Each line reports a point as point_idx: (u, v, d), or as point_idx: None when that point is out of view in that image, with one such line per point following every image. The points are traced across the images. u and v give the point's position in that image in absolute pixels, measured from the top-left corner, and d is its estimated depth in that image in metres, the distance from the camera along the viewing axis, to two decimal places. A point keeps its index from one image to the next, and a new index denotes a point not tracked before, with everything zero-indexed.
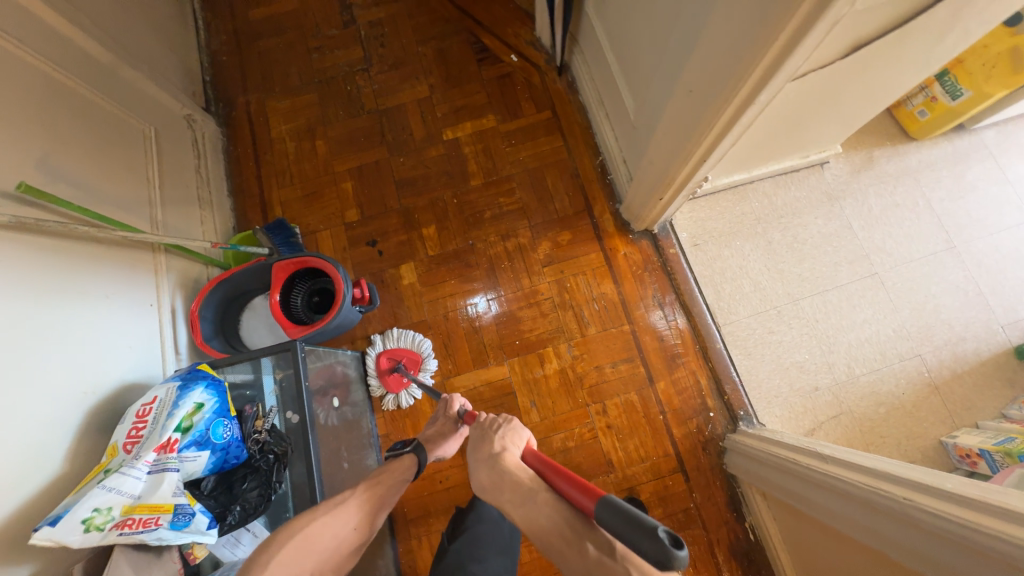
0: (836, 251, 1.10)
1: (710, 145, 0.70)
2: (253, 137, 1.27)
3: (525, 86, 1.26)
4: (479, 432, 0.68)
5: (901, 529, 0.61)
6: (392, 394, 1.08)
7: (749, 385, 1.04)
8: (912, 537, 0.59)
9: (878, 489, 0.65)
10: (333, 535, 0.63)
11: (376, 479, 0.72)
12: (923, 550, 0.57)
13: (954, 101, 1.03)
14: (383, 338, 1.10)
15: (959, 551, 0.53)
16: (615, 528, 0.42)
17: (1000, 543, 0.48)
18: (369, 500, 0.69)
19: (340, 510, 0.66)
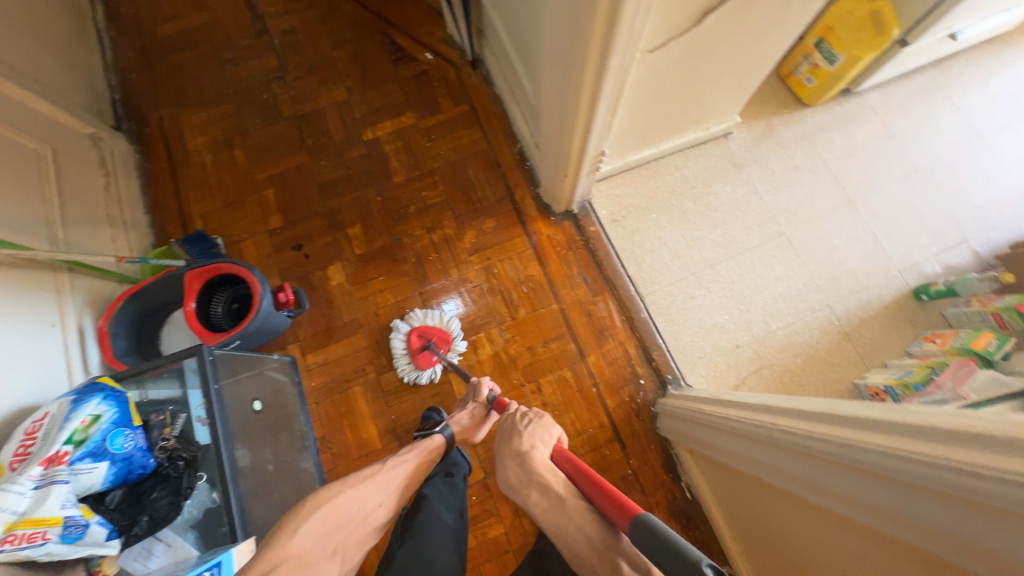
0: (746, 214, 1.16)
1: (588, 117, 0.75)
2: (168, 152, 1.25)
3: (441, 83, 1.29)
4: (509, 428, 0.75)
5: (805, 465, 0.62)
6: (418, 373, 1.05)
7: (675, 349, 1.08)
8: (814, 471, 0.60)
9: (768, 425, 0.70)
10: (361, 506, 0.71)
11: (409, 457, 0.79)
12: (824, 481, 0.58)
13: (832, 65, 1.11)
14: (410, 316, 1.08)
15: (830, 466, 0.57)
16: (643, 544, 0.46)
17: (876, 457, 0.49)
18: (396, 479, 0.76)
19: (367, 484, 0.73)
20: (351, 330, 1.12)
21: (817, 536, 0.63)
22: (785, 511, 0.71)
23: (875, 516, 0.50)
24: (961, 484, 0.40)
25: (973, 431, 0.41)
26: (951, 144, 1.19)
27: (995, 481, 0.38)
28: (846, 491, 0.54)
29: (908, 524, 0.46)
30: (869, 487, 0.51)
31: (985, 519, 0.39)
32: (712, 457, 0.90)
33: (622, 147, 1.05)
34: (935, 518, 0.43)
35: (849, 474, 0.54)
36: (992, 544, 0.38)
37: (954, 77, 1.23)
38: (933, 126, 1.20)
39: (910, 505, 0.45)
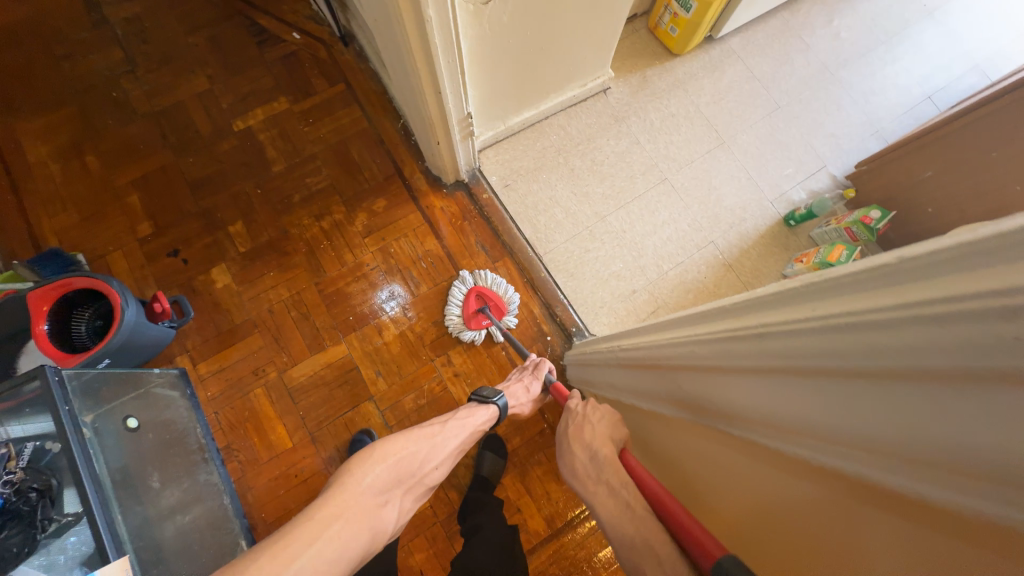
0: (630, 165, 1.20)
1: (433, 76, 0.74)
2: (4, 167, 1.11)
3: (312, 62, 1.22)
4: (581, 419, 0.71)
5: (698, 375, 0.50)
6: (468, 331, 1.06)
7: (576, 302, 1.11)
8: (708, 379, 0.48)
9: (627, 348, 0.70)
10: (421, 464, 0.69)
11: (463, 424, 0.77)
12: (720, 391, 0.46)
13: (689, 13, 1.15)
14: (476, 275, 1.08)
15: (667, 373, 0.57)
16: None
17: (774, 337, 0.37)
18: (453, 443, 0.74)
19: (428, 445, 0.70)
20: (246, 332, 1.06)
21: (665, 452, 0.64)
22: (647, 433, 0.72)
23: (701, 409, 0.51)
24: (746, 354, 0.41)
25: (744, 302, 0.41)
26: (806, 80, 1.29)
27: (765, 342, 0.38)
28: (680, 392, 0.55)
29: (721, 408, 0.47)
30: (693, 381, 0.51)
31: (767, 383, 0.39)
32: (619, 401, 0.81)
33: (498, 110, 1.05)
34: (736, 394, 0.44)
35: (678, 374, 0.54)
36: (773, 405, 0.39)
37: (802, 18, 1.32)
38: (789, 64, 1.29)
39: (721, 389, 0.46)
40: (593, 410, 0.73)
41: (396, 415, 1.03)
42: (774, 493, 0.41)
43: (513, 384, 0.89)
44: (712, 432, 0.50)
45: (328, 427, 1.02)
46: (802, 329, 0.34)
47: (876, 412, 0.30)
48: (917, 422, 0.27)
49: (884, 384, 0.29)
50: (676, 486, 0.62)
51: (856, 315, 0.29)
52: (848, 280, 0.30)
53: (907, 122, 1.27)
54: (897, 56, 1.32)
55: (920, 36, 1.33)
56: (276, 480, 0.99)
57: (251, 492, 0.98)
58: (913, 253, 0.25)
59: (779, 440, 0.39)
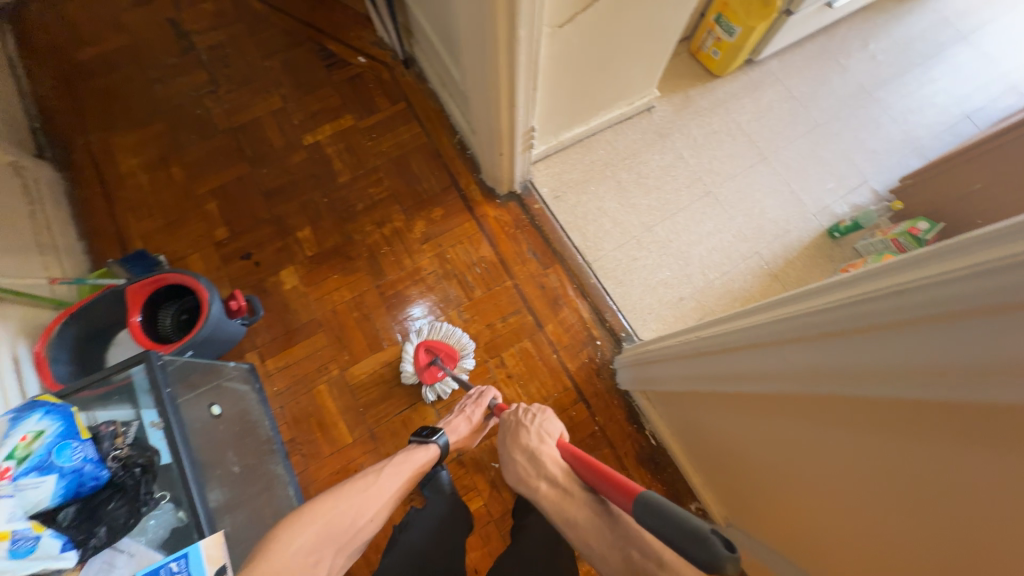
0: (676, 178, 1.25)
1: (511, 90, 0.81)
2: (100, 176, 1.21)
3: (376, 83, 1.32)
4: (515, 424, 0.84)
5: (773, 353, 0.56)
6: (428, 387, 1.05)
7: (625, 308, 1.15)
8: (785, 354, 0.54)
9: (692, 340, 0.76)
10: (354, 520, 0.69)
11: (399, 469, 0.78)
12: (797, 365, 0.53)
13: (732, 37, 1.22)
14: (419, 330, 1.09)
15: (750, 353, 0.61)
16: (644, 520, 0.51)
17: (854, 307, 0.44)
18: (388, 492, 0.75)
19: (361, 498, 0.71)
20: (312, 330, 1.12)
21: (763, 429, 0.67)
22: (732, 418, 0.75)
23: (789, 380, 0.55)
24: (844, 320, 0.45)
25: (829, 285, 0.49)
26: (843, 100, 1.34)
27: (865, 304, 0.43)
28: (764, 368, 0.59)
29: (813, 375, 0.50)
30: (780, 356, 0.55)
31: (864, 344, 0.43)
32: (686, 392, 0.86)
33: (554, 126, 1.12)
34: (828, 358, 0.48)
35: (764, 354, 0.58)
36: (866, 362, 0.43)
37: (838, 41, 1.38)
38: (827, 85, 1.35)
39: (813, 359, 0.50)
40: (526, 415, 0.86)
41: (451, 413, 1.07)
42: (905, 439, 0.44)
43: (455, 418, 0.92)
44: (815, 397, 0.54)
45: (385, 424, 1.06)
46: (889, 293, 0.40)
47: (971, 349, 0.34)
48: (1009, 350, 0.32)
49: (977, 323, 0.34)
50: (784, 460, 0.65)
51: (968, 266, 0.34)
52: (947, 246, 0.36)
53: (947, 139, 1.29)
54: (934, 77, 1.36)
55: (955, 58, 1.38)
56: (337, 475, 1.02)
57: (313, 485, 1.01)
58: (1001, 224, 0.32)
59: (877, 390, 0.43)
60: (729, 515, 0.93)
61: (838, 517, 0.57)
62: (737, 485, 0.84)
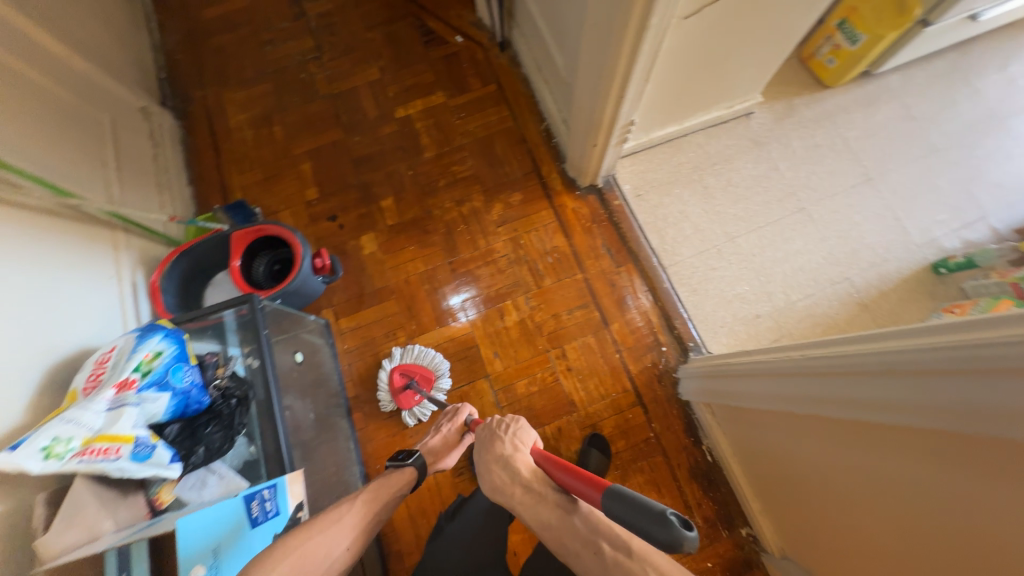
0: (767, 190, 1.19)
1: (624, 80, 0.80)
2: (211, 128, 1.30)
3: (470, 63, 1.33)
4: (489, 434, 0.73)
5: (867, 383, 0.57)
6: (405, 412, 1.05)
7: (696, 318, 1.11)
8: (881, 386, 0.55)
9: (769, 361, 0.77)
10: (328, 558, 0.58)
11: (373, 493, 0.69)
12: (895, 397, 0.53)
13: (854, 46, 1.14)
14: (397, 352, 1.08)
15: (858, 379, 0.58)
16: (613, 511, 0.50)
17: (967, 350, 0.44)
18: (363, 520, 0.65)
19: (335, 529, 0.61)
20: (384, 297, 1.16)
21: (844, 457, 0.66)
22: (813, 444, 0.72)
23: (906, 411, 0.52)
24: (990, 358, 0.42)
25: (936, 325, 0.49)
26: (971, 125, 1.21)
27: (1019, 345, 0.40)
28: (874, 397, 0.56)
29: (942, 409, 0.48)
30: (898, 387, 0.52)
31: (1021, 385, 0.40)
32: (751, 410, 0.86)
33: (648, 123, 1.10)
34: (962, 396, 0.45)
35: (877, 382, 0.55)
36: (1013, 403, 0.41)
37: (973, 60, 1.26)
38: (953, 107, 1.23)
39: (944, 394, 0.47)
40: (500, 424, 0.76)
41: (507, 396, 1.08)
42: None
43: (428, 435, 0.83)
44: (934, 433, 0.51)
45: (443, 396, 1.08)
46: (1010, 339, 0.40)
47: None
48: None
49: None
50: (877, 493, 0.62)
51: None
52: None
53: None
54: None
55: None
56: (392, 437, 1.07)
57: (370, 444, 1.06)
58: None
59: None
60: (788, 542, 0.89)
61: (921, 551, 0.57)
62: (805, 513, 0.80)
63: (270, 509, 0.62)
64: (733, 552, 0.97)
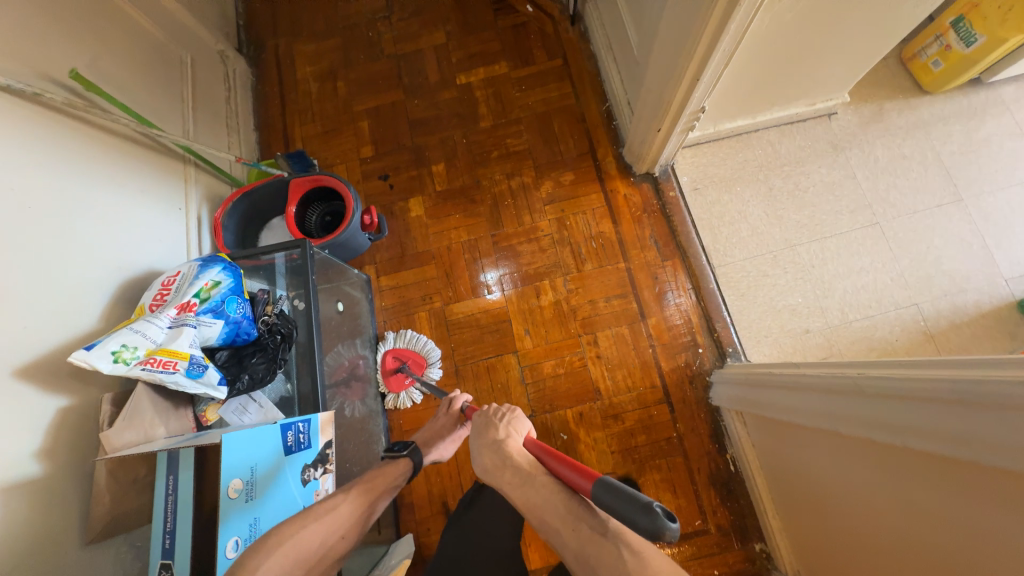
0: (839, 199, 1.11)
1: (701, 62, 0.75)
2: (279, 77, 1.34)
3: (538, 35, 1.30)
4: (484, 420, 0.73)
5: (913, 408, 0.54)
6: (393, 394, 1.08)
7: (739, 324, 1.06)
8: (929, 414, 0.51)
9: (810, 375, 0.73)
10: (321, 546, 0.56)
11: (371, 482, 0.67)
12: (942, 427, 0.50)
13: (968, 48, 1.01)
14: (394, 336, 1.11)
15: (903, 404, 0.55)
16: (603, 500, 0.50)
17: None
18: (359, 512, 0.63)
19: (331, 516, 0.59)
20: (424, 261, 1.17)
21: (878, 485, 0.62)
22: (849, 468, 0.68)
23: (960, 444, 0.48)
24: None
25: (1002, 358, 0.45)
26: None
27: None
28: (921, 424, 0.52)
29: (1005, 449, 0.43)
30: (957, 417, 0.48)
31: None
32: (782, 423, 0.83)
33: (717, 113, 1.03)
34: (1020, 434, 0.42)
35: (928, 408, 0.52)
36: None
37: None
38: None
39: (1008, 432, 0.43)
40: (496, 413, 0.76)
41: (532, 375, 1.08)
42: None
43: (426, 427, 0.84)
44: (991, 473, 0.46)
45: (470, 364, 1.10)
46: None
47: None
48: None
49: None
50: (912, 529, 0.57)
51: None
52: None
53: None
54: None
55: None
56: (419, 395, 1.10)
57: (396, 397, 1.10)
58: None
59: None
60: (805, 565, 0.86)
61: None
62: (830, 538, 0.76)
63: (303, 440, 0.65)
64: (743, 566, 0.95)
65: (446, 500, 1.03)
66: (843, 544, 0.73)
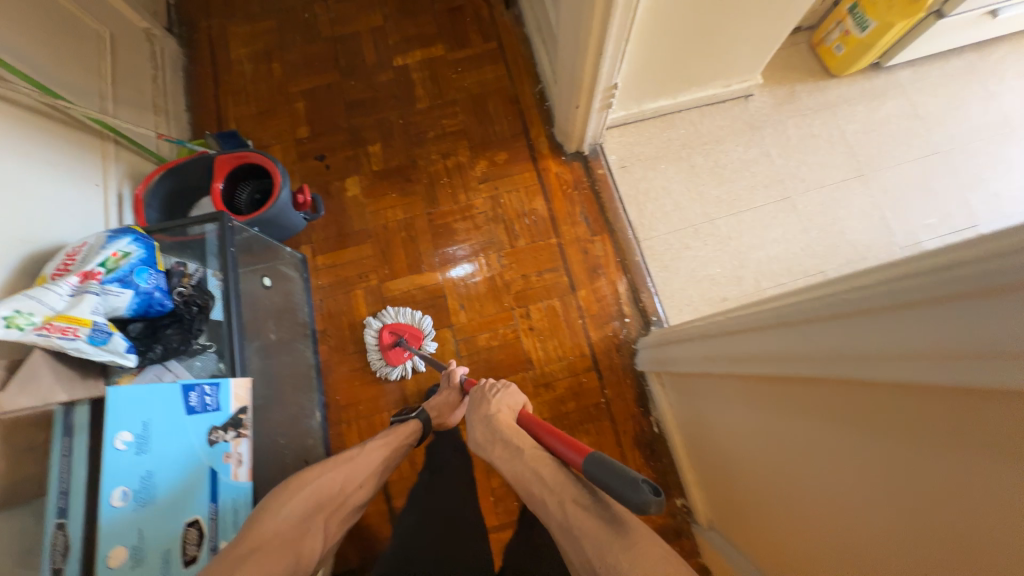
0: (754, 175, 1.17)
1: (601, 35, 0.79)
2: (212, 59, 1.32)
3: (473, 19, 1.32)
4: (479, 396, 0.80)
5: (754, 338, 0.60)
6: (392, 368, 1.08)
7: (663, 294, 1.11)
8: (761, 340, 0.58)
9: (698, 325, 0.80)
10: (340, 491, 0.68)
11: (384, 440, 0.77)
12: (771, 350, 0.56)
13: (863, 33, 1.09)
14: (383, 314, 1.10)
15: (749, 336, 0.61)
16: (592, 475, 0.53)
17: (816, 299, 0.47)
18: (376, 463, 0.74)
19: (348, 466, 0.71)
20: (361, 239, 1.19)
21: (752, 418, 0.68)
22: (738, 409, 0.72)
23: (806, 362, 0.49)
24: (851, 302, 0.41)
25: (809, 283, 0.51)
26: (978, 130, 1.17)
27: (901, 280, 0.36)
28: (759, 350, 0.59)
29: (812, 359, 0.48)
30: (779, 339, 0.54)
31: (844, 330, 0.43)
32: (686, 376, 0.90)
33: (638, 92, 1.08)
34: (813, 344, 0.48)
35: (761, 336, 0.58)
36: (844, 345, 0.43)
37: (992, 62, 1.20)
38: (962, 110, 1.18)
39: (806, 342, 0.49)
40: (491, 387, 0.82)
41: (466, 348, 1.11)
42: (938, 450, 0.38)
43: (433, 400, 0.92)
44: (835, 387, 0.48)
45: None
46: (846, 289, 0.43)
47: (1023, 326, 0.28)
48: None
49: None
50: (791, 457, 0.60)
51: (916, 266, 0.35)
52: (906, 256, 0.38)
53: None
54: None
55: None
56: (357, 371, 1.11)
57: (333, 374, 1.11)
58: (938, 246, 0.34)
59: (903, 374, 0.37)
60: (716, 510, 0.92)
61: (805, 510, 0.59)
62: (735, 480, 0.80)
63: (209, 404, 0.65)
64: (665, 520, 1.01)
65: None
66: (739, 482, 0.79)
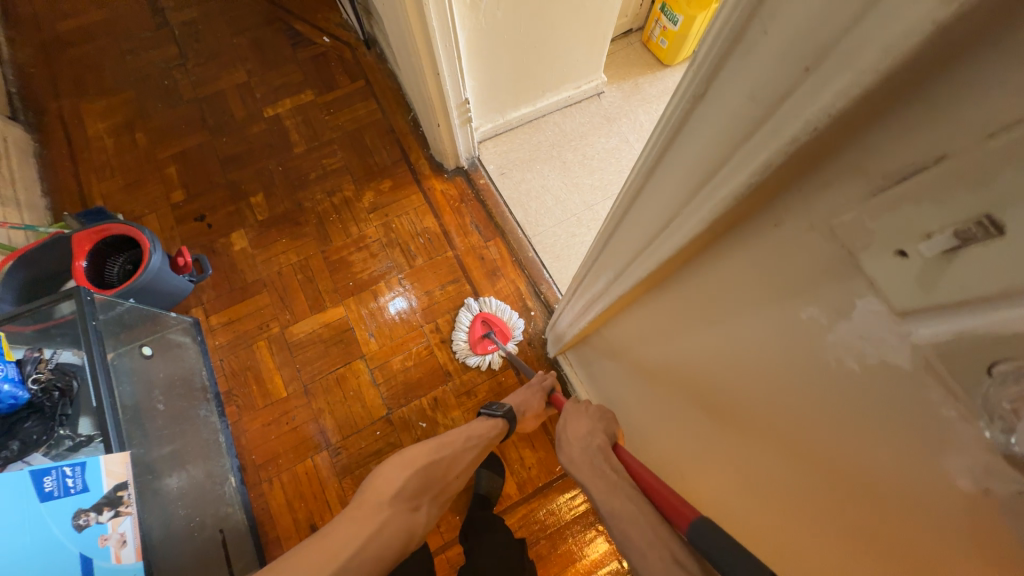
0: (619, 161, 1.29)
1: (430, 54, 0.86)
2: (68, 139, 1.28)
3: (338, 62, 1.37)
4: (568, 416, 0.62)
5: (583, 292, 0.66)
6: (477, 357, 1.10)
7: (560, 282, 1.18)
8: (586, 291, 0.64)
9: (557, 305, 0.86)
10: (446, 472, 0.66)
11: (481, 439, 0.73)
12: (592, 297, 0.62)
13: (676, 26, 1.26)
14: (481, 302, 1.13)
15: (580, 293, 0.68)
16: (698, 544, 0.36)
17: (600, 234, 0.54)
18: (466, 459, 0.70)
19: (455, 450, 0.69)
20: (255, 290, 1.16)
21: (618, 369, 0.74)
22: (610, 365, 0.78)
23: (624, 276, 0.50)
24: (618, 224, 0.49)
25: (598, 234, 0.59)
26: None
27: (632, 181, 0.44)
28: (588, 301, 0.65)
29: (611, 287, 0.54)
30: (593, 284, 0.60)
31: (619, 245, 0.50)
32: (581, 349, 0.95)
33: (497, 104, 1.17)
34: (609, 275, 0.54)
35: (585, 288, 0.65)
36: (620, 258, 0.50)
37: None
38: None
39: (605, 276, 0.56)
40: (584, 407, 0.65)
41: (382, 375, 1.10)
42: (716, 319, 0.41)
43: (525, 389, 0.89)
44: (659, 288, 0.50)
45: (320, 379, 1.10)
46: (609, 216, 0.50)
47: (700, 151, 0.32)
48: (710, 141, 0.31)
49: (700, 112, 0.31)
50: (646, 395, 0.63)
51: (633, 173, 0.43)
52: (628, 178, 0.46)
53: None
54: None
55: None
56: (272, 422, 1.07)
57: (245, 435, 1.06)
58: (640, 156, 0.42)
59: (670, 241, 0.39)
60: None
61: (659, 445, 0.62)
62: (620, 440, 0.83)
63: (72, 485, 0.61)
64: None
65: (314, 519, 1.00)
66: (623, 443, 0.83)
